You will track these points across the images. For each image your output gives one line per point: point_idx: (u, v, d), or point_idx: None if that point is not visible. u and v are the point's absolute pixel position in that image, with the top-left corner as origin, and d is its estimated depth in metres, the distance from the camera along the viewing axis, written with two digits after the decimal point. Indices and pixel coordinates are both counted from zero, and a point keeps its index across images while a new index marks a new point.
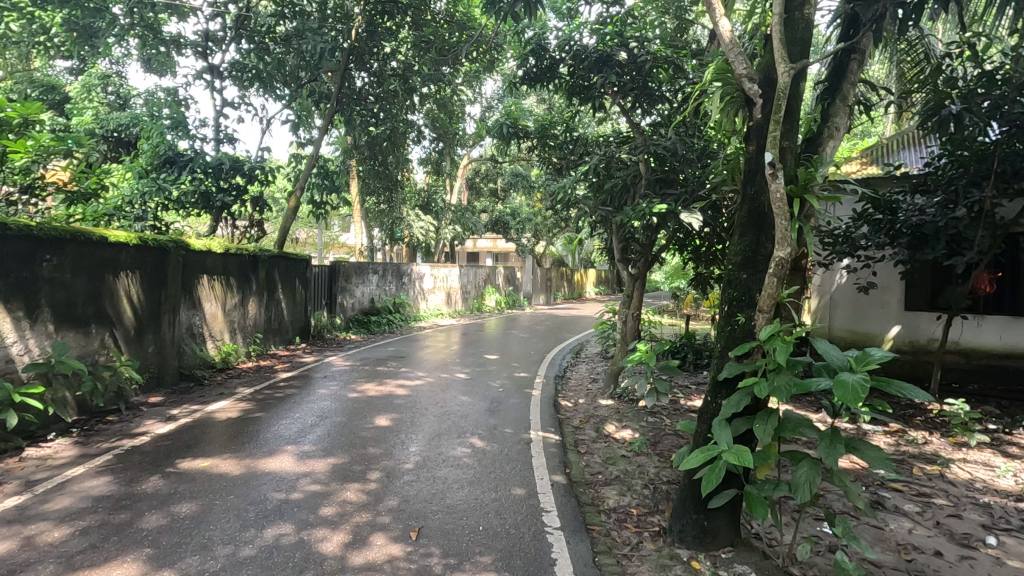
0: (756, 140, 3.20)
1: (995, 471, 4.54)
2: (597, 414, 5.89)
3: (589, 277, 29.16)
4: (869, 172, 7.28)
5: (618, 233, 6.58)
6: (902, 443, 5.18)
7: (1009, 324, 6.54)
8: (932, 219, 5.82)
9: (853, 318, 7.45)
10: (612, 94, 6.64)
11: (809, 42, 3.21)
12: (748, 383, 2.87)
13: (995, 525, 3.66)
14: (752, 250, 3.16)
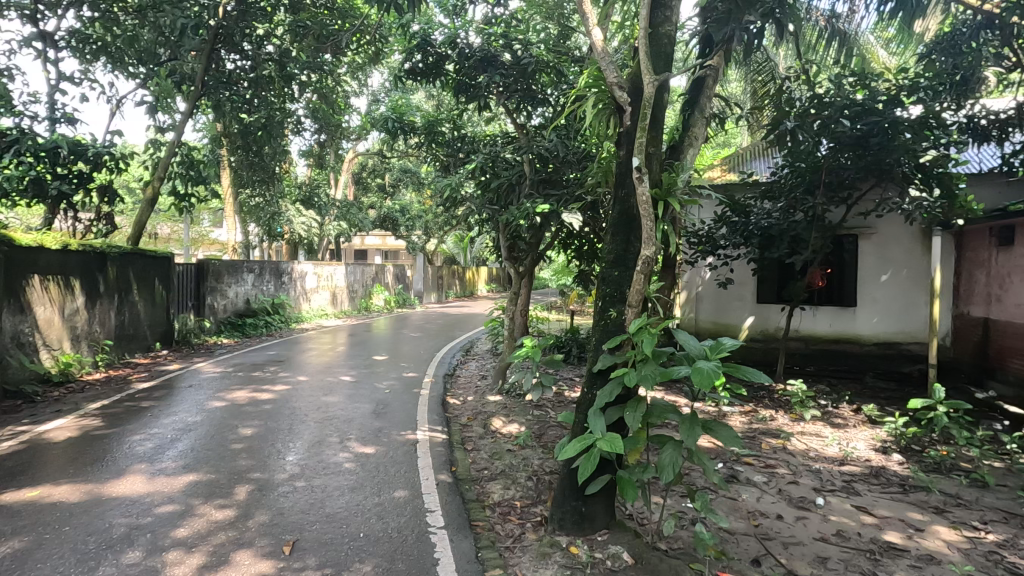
0: (626, 145, 3.41)
1: (824, 441, 5.26)
2: (485, 411, 5.94)
3: (481, 275, 29.35)
4: (727, 179, 8.09)
5: (505, 232, 6.70)
6: (754, 422, 5.81)
7: (837, 314, 7.58)
8: (778, 223, 6.60)
9: (716, 311, 8.19)
10: (497, 94, 6.73)
11: (671, 57, 3.47)
12: (619, 373, 3.05)
13: (824, 488, 4.24)
14: (623, 249, 3.37)
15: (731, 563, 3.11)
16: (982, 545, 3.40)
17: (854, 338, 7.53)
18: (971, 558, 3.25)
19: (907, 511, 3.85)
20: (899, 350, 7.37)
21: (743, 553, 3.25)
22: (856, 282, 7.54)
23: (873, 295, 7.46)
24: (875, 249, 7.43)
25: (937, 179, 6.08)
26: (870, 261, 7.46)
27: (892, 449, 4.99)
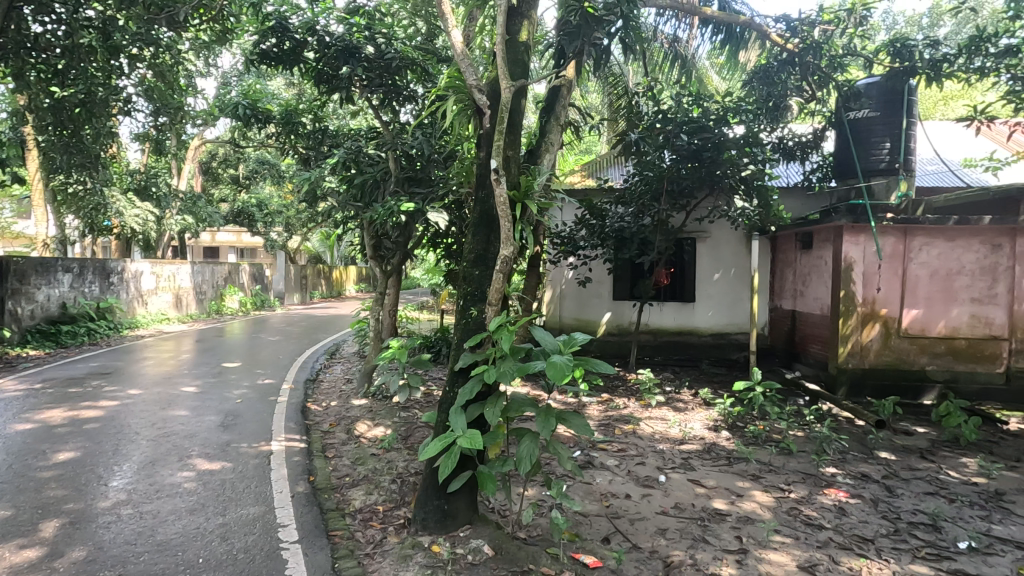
0: (485, 147, 3.50)
1: (668, 423, 5.84)
2: (349, 416, 5.71)
3: (350, 275, 28.16)
4: (586, 184, 8.63)
5: (369, 230, 6.50)
6: (609, 410, 6.26)
7: (680, 309, 8.47)
8: (629, 225, 7.27)
9: (577, 308, 8.69)
10: (360, 88, 6.51)
11: (528, 65, 3.61)
12: (479, 370, 3.11)
13: (666, 466, 4.70)
14: (483, 248, 3.45)
15: (584, 543, 3.33)
16: (786, 503, 4.00)
17: (693, 330, 8.46)
18: (778, 515, 3.81)
19: (732, 480, 4.40)
20: (729, 339, 8.43)
21: (595, 533, 3.49)
22: (695, 280, 8.46)
23: (708, 291, 8.43)
24: (710, 250, 8.40)
25: (757, 191, 6.94)
26: (706, 261, 8.41)
27: (721, 427, 5.67)
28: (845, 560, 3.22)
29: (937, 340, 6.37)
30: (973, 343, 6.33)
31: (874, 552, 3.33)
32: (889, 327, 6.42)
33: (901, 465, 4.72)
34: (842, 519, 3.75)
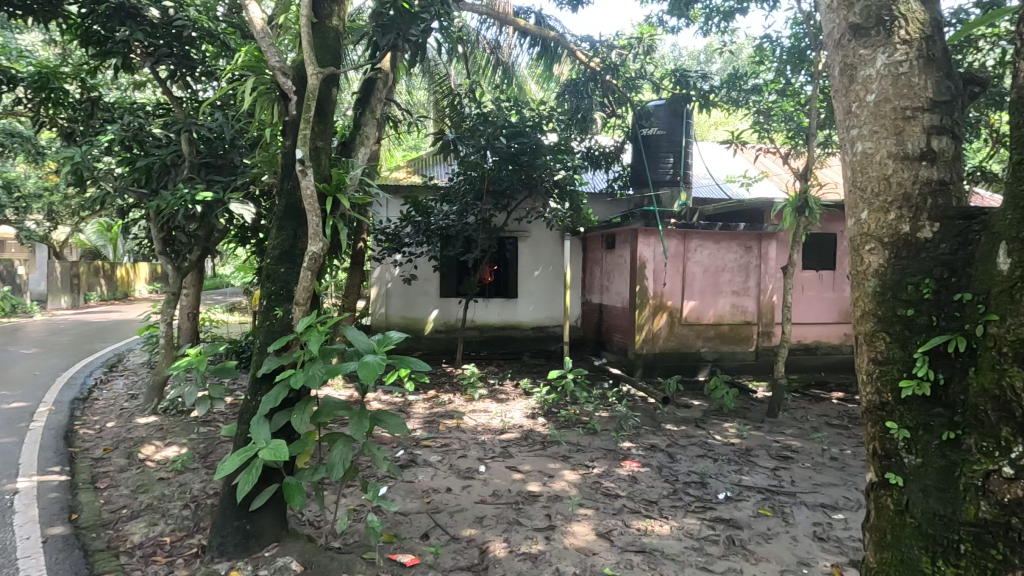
0: (291, 135, 3.26)
1: (490, 415, 6.07)
2: (132, 437, 4.91)
3: (140, 273, 24.19)
4: (412, 180, 8.57)
5: (158, 220, 5.65)
6: (435, 406, 6.31)
7: (503, 304, 8.87)
8: (454, 224, 7.41)
9: (404, 306, 8.58)
10: (142, 56, 5.60)
11: (338, 52, 3.44)
12: (284, 375, 2.87)
13: (487, 456, 4.88)
14: (290, 244, 3.21)
15: (402, 543, 3.30)
16: (590, 478, 4.42)
17: (515, 325, 8.92)
18: (582, 490, 4.19)
19: (545, 463, 4.73)
20: (547, 332, 9.05)
21: (414, 530, 3.48)
22: (517, 277, 8.91)
23: (529, 288, 8.95)
24: (530, 249, 8.92)
25: (570, 196, 7.53)
26: (526, 259, 8.92)
27: (538, 414, 6.08)
28: (634, 522, 3.67)
29: (708, 326, 7.58)
30: (733, 327, 7.66)
31: (657, 511, 3.85)
32: (674, 316, 7.48)
33: (681, 434, 5.53)
34: (634, 487, 4.27)
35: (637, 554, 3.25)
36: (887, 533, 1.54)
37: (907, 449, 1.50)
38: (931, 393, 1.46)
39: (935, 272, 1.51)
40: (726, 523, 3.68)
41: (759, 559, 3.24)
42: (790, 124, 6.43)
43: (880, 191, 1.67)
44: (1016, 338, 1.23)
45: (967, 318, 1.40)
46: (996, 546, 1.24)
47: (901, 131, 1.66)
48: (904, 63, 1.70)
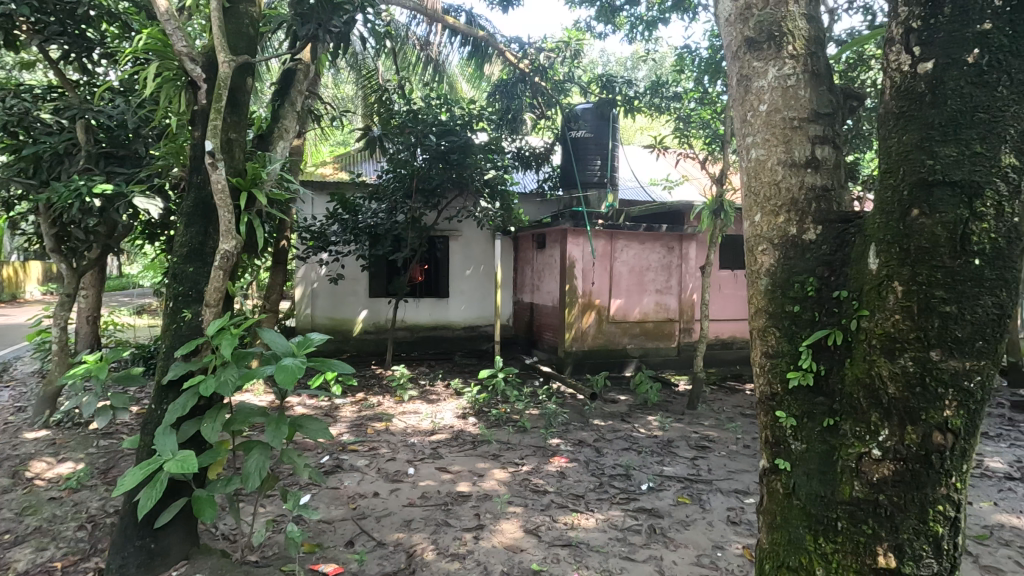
0: (200, 126, 3.07)
1: (420, 416, 5.99)
2: (19, 453, 4.44)
3: (31, 273, 21.94)
4: (338, 177, 8.30)
5: (49, 214, 5.14)
6: (363, 409, 6.15)
7: (434, 304, 8.78)
8: (383, 222, 7.24)
9: (330, 306, 8.29)
10: (27, 32, 5.07)
11: (254, 40, 3.27)
12: (193, 382, 2.69)
13: (416, 458, 4.82)
14: (199, 241, 3.01)
15: (325, 552, 3.18)
16: (519, 475, 4.46)
17: (447, 324, 8.85)
18: (511, 487, 4.22)
19: (475, 463, 4.73)
20: (479, 331, 9.05)
21: (338, 538, 3.37)
22: (448, 276, 8.85)
23: (461, 288, 8.92)
24: (461, 248, 8.88)
25: (501, 195, 7.54)
26: (458, 259, 8.87)
27: (469, 414, 6.06)
28: (561, 517, 3.74)
29: (634, 323, 7.85)
30: (657, 324, 7.98)
31: (583, 505, 3.94)
32: (602, 314, 7.70)
33: (607, 429, 5.70)
34: (562, 482, 4.36)
35: (564, 548, 3.31)
36: (778, 514, 1.59)
37: (794, 435, 1.57)
38: (814, 383, 1.54)
39: (817, 272, 1.60)
40: (648, 512, 3.82)
41: (678, 545, 3.39)
42: (708, 131, 6.77)
43: (770, 196, 1.73)
44: (884, 333, 1.33)
45: (843, 315, 1.49)
46: (865, 516, 1.35)
47: (789, 140, 1.72)
48: (792, 77, 1.76)
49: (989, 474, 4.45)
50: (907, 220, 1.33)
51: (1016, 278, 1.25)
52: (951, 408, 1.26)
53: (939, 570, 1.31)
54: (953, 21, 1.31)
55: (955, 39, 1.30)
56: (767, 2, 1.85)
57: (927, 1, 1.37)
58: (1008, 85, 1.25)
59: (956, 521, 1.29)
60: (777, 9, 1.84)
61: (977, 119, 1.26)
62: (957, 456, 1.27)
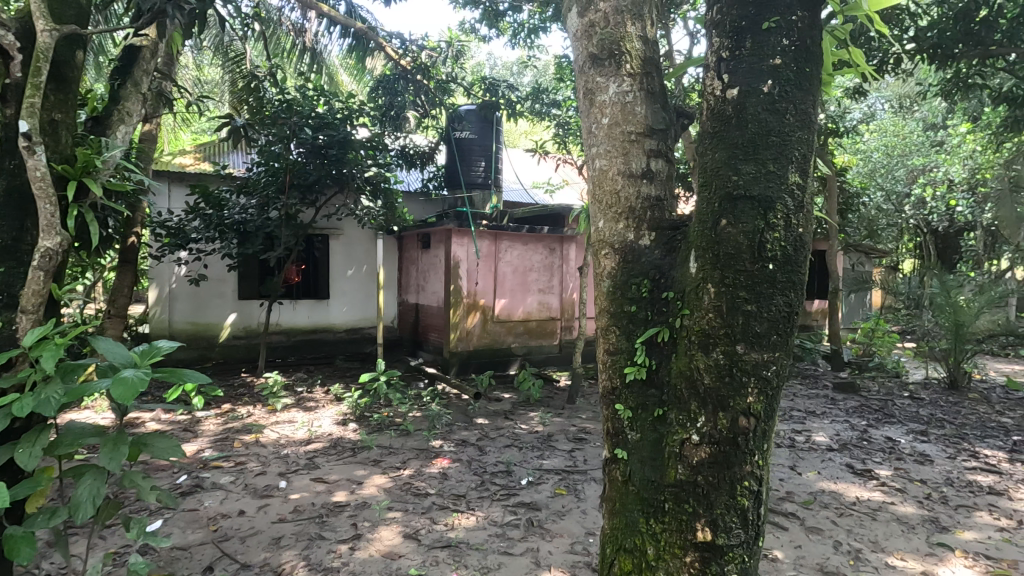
0: (12, 103, 2.63)
1: (295, 426, 5.65)
2: None
3: None
4: (200, 167, 7.57)
5: None
6: (229, 422, 5.66)
7: (313, 306, 8.32)
8: (252, 218, 6.68)
9: (192, 310, 7.54)
10: None
11: (84, 10, 2.88)
12: (3, 402, 2.28)
13: (288, 470, 4.53)
14: (12, 238, 2.58)
15: None
16: (400, 480, 4.37)
17: (327, 327, 8.45)
18: (391, 493, 4.13)
19: (354, 470, 4.56)
20: (362, 334, 8.75)
21: (194, 566, 3.07)
22: (328, 277, 8.44)
23: (342, 288, 8.56)
24: (342, 248, 8.52)
25: (383, 193, 7.33)
26: (338, 259, 8.50)
27: (349, 420, 5.83)
28: (442, 519, 3.72)
29: (518, 322, 8.04)
30: (540, 323, 8.24)
31: (464, 505, 3.96)
32: (486, 314, 7.79)
33: (491, 427, 5.78)
34: (444, 483, 4.34)
35: (443, 550, 3.30)
36: (617, 501, 1.69)
37: (630, 426, 1.68)
38: (647, 377, 1.66)
39: (650, 275, 1.73)
40: (527, 506, 3.94)
41: (553, 535, 3.52)
42: None
43: (611, 204, 1.85)
44: (700, 330, 1.47)
45: (671, 313, 1.63)
46: (686, 495, 1.48)
47: (627, 152, 1.85)
48: (630, 93, 1.90)
49: (815, 447, 5.16)
50: (718, 228, 1.49)
51: (800, 280, 1.46)
52: (752, 394, 1.43)
53: (745, 538, 1.48)
54: (752, 54, 1.50)
55: (754, 70, 1.50)
56: (607, 22, 1.99)
57: (733, 35, 1.55)
58: (794, 115, 1.47)
59: (758, 494, 1.47)
60: (617, 29, 1.98)
61: (771, 142, 1.46)
62: (757, 437, 1.45)
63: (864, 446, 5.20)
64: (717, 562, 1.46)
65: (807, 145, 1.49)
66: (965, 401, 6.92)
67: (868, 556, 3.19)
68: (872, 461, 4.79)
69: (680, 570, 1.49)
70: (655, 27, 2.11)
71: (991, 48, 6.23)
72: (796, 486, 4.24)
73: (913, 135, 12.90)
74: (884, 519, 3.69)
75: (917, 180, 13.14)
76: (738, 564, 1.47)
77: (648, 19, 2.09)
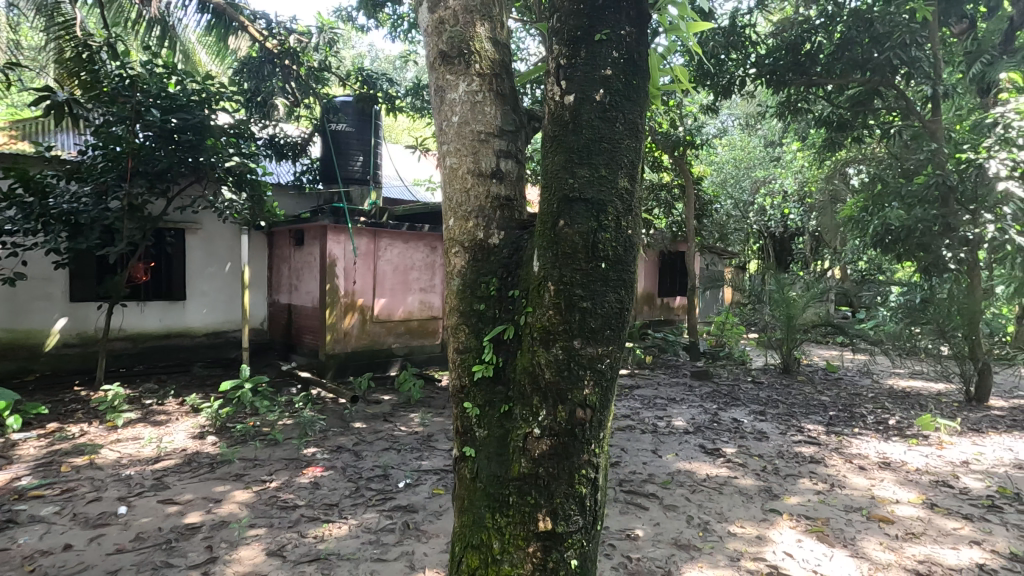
0: None
1: (141, 443, 5.03)
2: None
3: None
4: (17, 147, 6.49)
5: None
6: (55, 443, 4.89)
7: (165, 308, 7.48)
8: (87, 209, 5.74)
9: (8, 315, 6.43)
10: None
11: None
12: None
13: (130, 493, 4.02)
14: None
15: None
16: (265, 494, 4.07)
17: (184, 331, 7.65)
18: (254, 508, 3.82)
19: (211, 487, 4.16)
20: (225, 338, 8.03)
21: None
22: (183, 275, 7.64)
23: (201, 288, 7.80)
24: (201, 244, 7.76)
25: (249, 184, 6.64)
26: (197, 256, 7.73)
27: (207, 433, 5.31)
28: (311, 531, 3.52)
29: (398, 322, 7.85)
30: (421, 322, 8.11)
31: (336, 514, 3.78)
32: (364, 314, 7.52)
33: (368, 431, 5.59)
34: (315, 493, 4.11)
35: (311, 564, 3.13)
36: (467, 499, 1.70)
37: (478, 423, 1.70)
38: (495, 374, 1.70)
39: (498, 273, 1.78)
40: (403, 509, 3.86)
41: (430, 536, 3.48)
42: None
43: (461, 202, 1.87)
44: (541, 326, 1.54)
45: (516, 311, 1.69)
46: (529, 488, 1.53)
47: (477, 151, 1.89)
48: (479, 93, 1.95)
49: (674, 431, 5.64)
50: (557, 229, 1.57)
51: (631, 279, 1.58)
52: (588, 386, 1.52)
53: (584, 524, 1.56)
54: (587, 63, 1.61)
55: (588, 78, 1.61)
56: (456, 20, 2.02)
57: (570, 44, 1.65)
58: (622, 123, 1.59)
59: (595, 481, 1.56)
60: (466, 29, 2.02)
61: (603, 148, 1.57)
62: (594, 427, 1.54)
63: (715, 427, 5.79)
64: (557, 549, 1.53)
65: (635, 152, 1.62)
66: (794, 383, 8.00)
67: (714, 527, 3.54)
68: (720, 441, 5.35)
69: (523, 561, 1.53)
70: (507, 29, 2.16)
71: (814, 78, 7.23)
72: (657, 467, 4.61)
73: (756, 149, 14.62)
74: (729, 492, 4.13)
75: (759, 190, 14.92)
76: (577, 549, 1.56)
77: (500, 21, 2.14)
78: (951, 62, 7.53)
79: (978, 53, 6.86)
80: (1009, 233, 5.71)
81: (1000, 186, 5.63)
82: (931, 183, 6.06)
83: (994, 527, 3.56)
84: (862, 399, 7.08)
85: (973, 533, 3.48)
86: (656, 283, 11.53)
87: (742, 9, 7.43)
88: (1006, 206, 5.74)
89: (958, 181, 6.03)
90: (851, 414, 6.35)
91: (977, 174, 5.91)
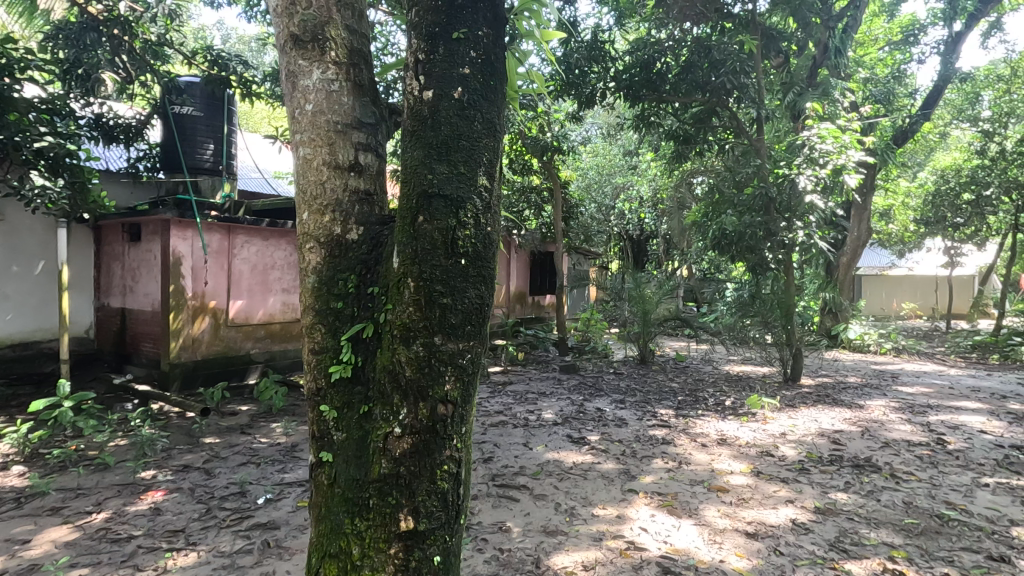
0: None
1: None
2: None
3: None
4: None
5: None
6: None
7: None
8: None
9: None
10: None
11: None
12: None
13: None
14: None
15: None
16: (90, 528, 3.52)
17: None
18: (76, 546, 3.29)
19: (16, 528, 3.50)
20: (38, 349, 6.82)
21: None
22: None
23: (3, 291, 6.56)
24: (3, 239, 6.54)
25: (68, 169, 5.65)
26: None
27: (12, 463, 4.47)
28: (149, 564, 3.12)
29: (257, 326, 7.25)
30: (284, 325, 7.56)
31: (182, 541, 3.39)
32: (217, 318, 6.82)
33: (222, 445, 5.10)
34: (155, 520, 3.65)
35: None
36: (326, 507, 1.63)
37: (336, 426, 1.65)
38: (353, 374, 1.65)
39: (357, 270, 1.72)
40: (263, 527, 3.57)
41: (293, 552, 3.26)
42: None
43: (317, 195, 1.78)
44: (402, 323, 1.53)
45: (374, 310, 1.65)
46: (390, 488, 1.50)
47: (333, 143, 1.81)
48: (334, 82, 1.87)
49: (543, 423, 5.89)
50: (416, 224, 1.56)
51: (491, 275, 1.61)
52: (449, 381, 1.52)
53: (446, 520, 1.55)
54: (445, 60, 1.62)
55: (447, 75, 1.62)
56: (310, 3, 1.92)
57: (428, 40, 1.65)
58: (480, 122, 1.63)
59: (457, 475, 1.56)
60: (320, 13, 1.93)
61: (462, 145, 1.60)
62: (456, 421, 1.55)
63: (581, 417, 6.14)
64: (419, 547, 1.51)
65: (492, 151, 1.66)
66: (650, 372, 8.79)
67: (580, 511, 3.75)
68: (585, 430, 5.67)
69: (384, 564, 1.50)
70: (366, 20, 2.10)
71: (664, 95, 8.00)
72: (528, 460, 4.78)
73: (616, 158, 15.78)
74: (592, 477, 4.41)
75: (619, 196, 16.13)
76: (440, 546, 1.54)
77: (357, 9, 2.07)
78: (771, 90, 8.67)
79: (791, 85, 7.87)
80: (814, 237, 6.99)
81: (807, 198, 6.81)
82: (757, 194, 7.06)
83: (803, 486, 4.21)
84: (704, 384, 7.97)
85: (788, 493, 4.07)
86: (526, 282, 11.92)
87: (602, 25, 7.98)
88: (812, 215, 6.98)
89: (777, 193, 7.03)
90: (695, 398, 7.11)
91: (790, 187, 6.93)
